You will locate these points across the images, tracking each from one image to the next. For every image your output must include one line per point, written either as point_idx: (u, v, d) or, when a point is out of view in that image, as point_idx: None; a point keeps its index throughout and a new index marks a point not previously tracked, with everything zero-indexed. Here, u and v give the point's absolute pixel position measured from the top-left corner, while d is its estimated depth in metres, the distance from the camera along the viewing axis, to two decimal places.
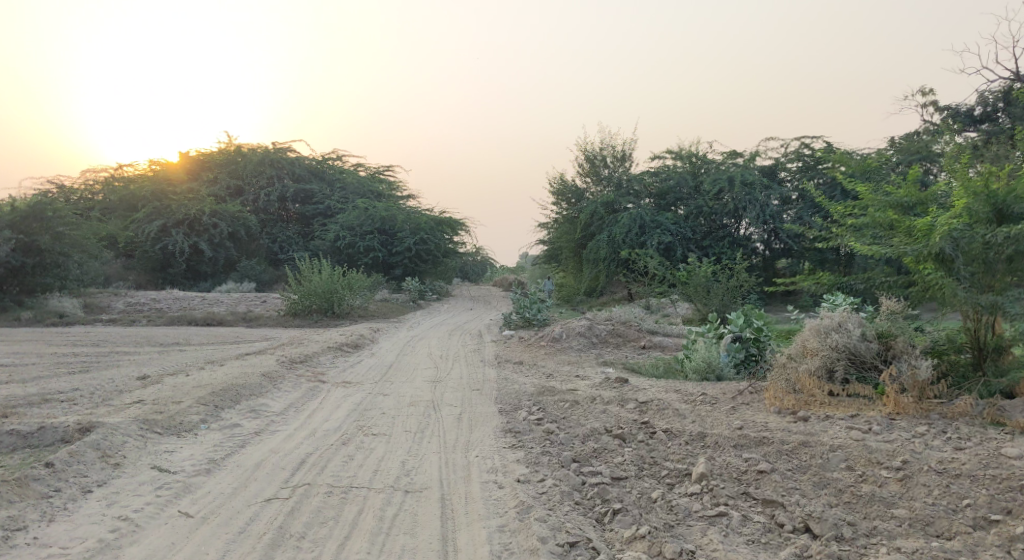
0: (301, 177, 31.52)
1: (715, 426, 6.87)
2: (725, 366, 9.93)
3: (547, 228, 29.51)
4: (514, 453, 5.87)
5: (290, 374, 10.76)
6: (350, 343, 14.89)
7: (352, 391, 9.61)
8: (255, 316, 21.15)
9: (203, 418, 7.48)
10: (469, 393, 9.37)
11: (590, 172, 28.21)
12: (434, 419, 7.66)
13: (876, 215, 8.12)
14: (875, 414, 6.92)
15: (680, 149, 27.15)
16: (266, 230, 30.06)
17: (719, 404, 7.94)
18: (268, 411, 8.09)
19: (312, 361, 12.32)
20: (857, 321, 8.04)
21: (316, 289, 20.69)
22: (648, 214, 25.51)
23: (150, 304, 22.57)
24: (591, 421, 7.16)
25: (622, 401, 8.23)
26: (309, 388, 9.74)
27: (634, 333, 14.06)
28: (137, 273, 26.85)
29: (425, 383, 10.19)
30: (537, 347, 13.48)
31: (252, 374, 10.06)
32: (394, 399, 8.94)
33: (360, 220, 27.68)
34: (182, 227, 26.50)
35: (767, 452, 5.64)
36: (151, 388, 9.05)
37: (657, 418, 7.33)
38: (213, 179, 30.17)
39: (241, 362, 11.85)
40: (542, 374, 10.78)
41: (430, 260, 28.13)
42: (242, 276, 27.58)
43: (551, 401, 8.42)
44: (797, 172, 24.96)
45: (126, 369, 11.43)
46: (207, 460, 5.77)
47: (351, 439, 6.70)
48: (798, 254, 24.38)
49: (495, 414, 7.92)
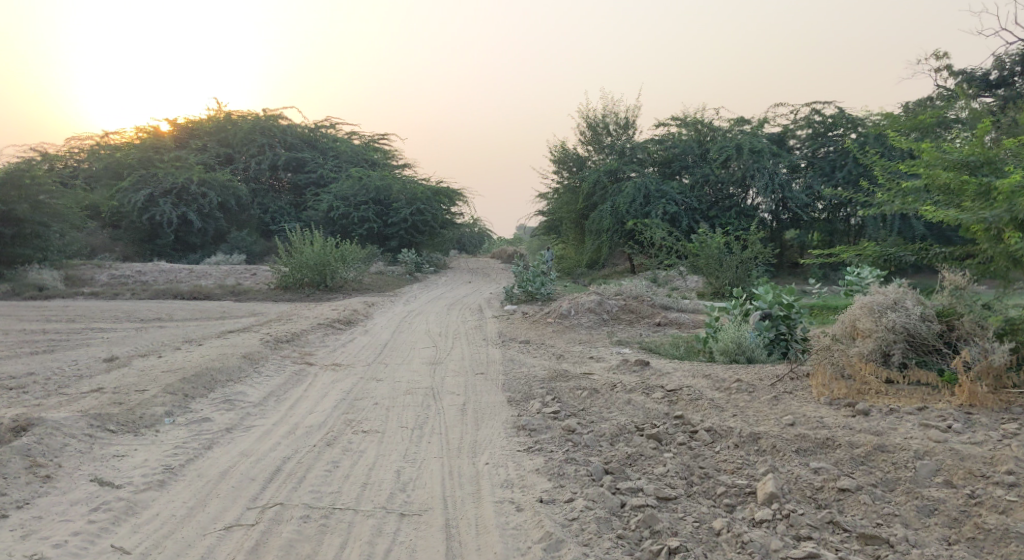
0: (293, 145, 30.26)
1: (763, 421, 5.90)
2: (756, 348, 9.00)
3: (547, 198, 28.42)
4: (531, 458, 4.92)
5: (275, 355, 9.79)
6: (343, 319, 13.91)
7: (343, 376, 8.63)
8: (245, 289, 20.12)
9: (168, 410, 6.55)
10: (473, 377, 8.42)
11: (591, 140, 27.10)
12: (435, 412, 6.70)
13: (940, 174, 7.10)
14: (947, 407, 5.94)
15: (686, 116, 25.96)
16: (257, 199, 28.78)
17: (758, 393, 6.98)
18: (247, 400, 7.14)
19: (300, 340, 11.32)
20: (914, 299, 7.05)
21: (309, 261, 19.66)
22: (653, 182, 24.39)
23: (135, 277, 21.52)
24: (618, 415, 6.20)
25: (647, 388, 7.28)
26: (294, 373, 8.77)
27: (647, 308, 13.08)
28: (124, 245, 25.82)
29: (423, 366, 9.22)
30: (544, 324, 12.54)
31: (232, 357, 9.10)
32: (389, 385, 7.98)
33: (355, 190, 26.50)
34: (170, 196, 25.35)
35: (837, 459, 4.71)
36: (116, 373, 8.08)
37: (690, 412, 6.37)
38: (202, 147, 28.99)
39: (225, 341, 10.87)
40: (551, 355, 9.83)
41: (427, 231, 27.07)
42: (232, 248, 26.51)
43: (565, 389, 7.45)
44: (806, 140, 23.84)
45: (97, 349, 10.45)
46: (160, 469, 4.81)
47: (337, 438, 5.75)
48: (807, 225, 23.34)
49: (505, 405, 6.95)
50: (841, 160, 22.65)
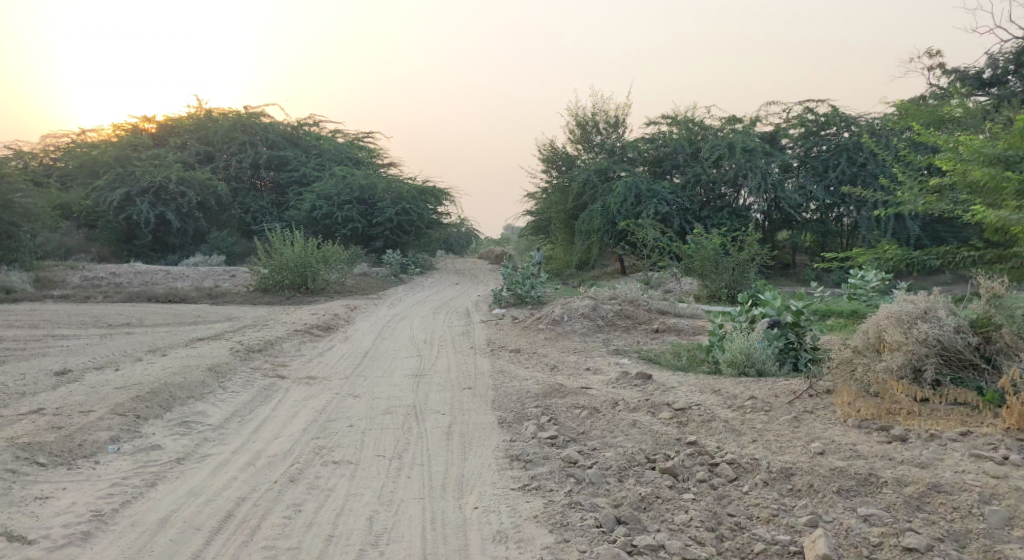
0: (276, 143, 29.34)
1: (789, 450, 5.20)
2: (767, 359, 8.25)
3: (535, 198, 27.69)
4: (529, 501, 4.32)
5: (244, 367, 9.00)
6: (323, 325, 13.09)
7: (318, 392, 7.86)
8: (222, 291, 19.34)
9: (114, 436, 5.80)
10: (460, 393, 7.70)
11: (580, 138, 26.39)
12: (416, 436, 5.98)
13: (975, 169, 6.62)
14: (996, 433, 5.25)
15: (677, 114, 25.25)
16: (237, 198, 27.82)
17: (776, 413, 6.29)
18: (207, 422, 6.39)
19: (274, 349, 10.54)
20: (947, 307, 6.37)
21: (290, 263, 18.83)
22: (644, 181, 23.66)
23: (110, 279, 20.64)
24: (625, 442, 5.50)
25: (654, 407, 6.58)
26: (264, 388, 8.00)
27: (644, 314, 12.40)
28: (99, 245, 24.92)
29: (405, 380, 8.48)
30: (535, 331, 11.82)
31: (198, 371, 8.32)
32: (367, 403, 7.24)
33: (338, 188, 25.59)
34: (148, 195, 24.45)
35: (887, 500, 4.08)
36: (65, 390, 7.30)
37: (704, 436, 5.67)
38: (180, 145, 28.06)
39: (193, 351, 10.08)
40: (544, 366, 9.14)
41: (413, 231, 26.30)
42: (212, 248, 25.63)
43: (561, 407, 6.74)
44: (799, 139, 23.21)
45: (54, 360, 9.63)
46: (86, 514, 4.11)
47: (302, 472, 5.04)
48: (799, 226, 22.84)
49: (495, 426, 6.23)
50: (835, 159, 22.04)
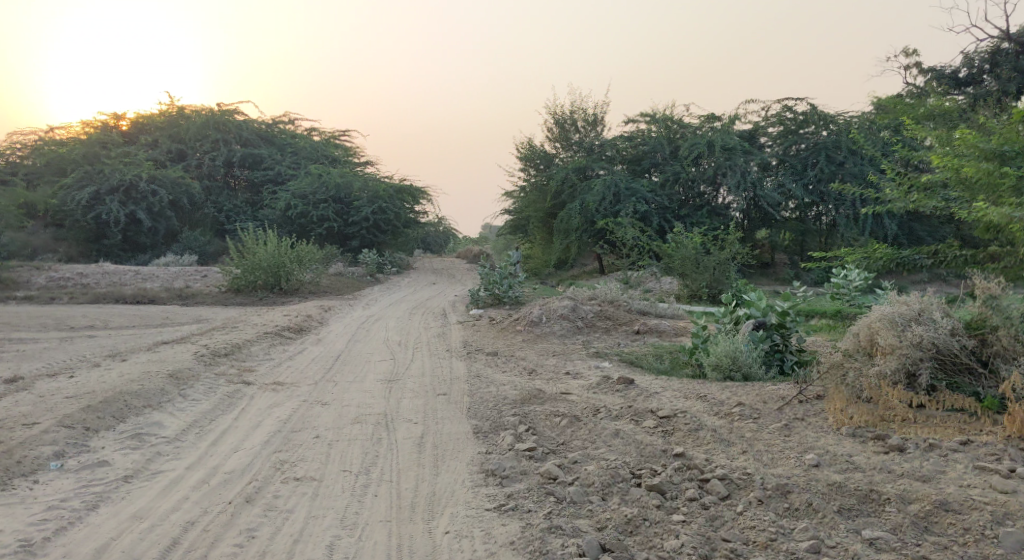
0: (249, 141, 28.73)
1: (781, 462, 4.92)
2: (753, 363, 7.92)
3: (512, 196, 27.34)
4: (506, 526, 4.04)
5: (208, 373, 8.56)
6: (294, 327, 12.64)
7: (284, 399, 7.45)
8: (193, 292, 18.78)
9: (58, 450, 5.38)
10: (434, 399, 7.33)
11: (559, 136, 26.07)
12: (387, 448, 5.62)
13: (970, 164, 6.45)
14: (1000, 441, 4.99)
15: (656, 112, 25.00)
16: (210, 197, 27.18)
17: (765, 421, 6.01)
18: (161, 434, 5.98)
19: (241, 353, 10.10)
20: (941, 309, 6.12)
21: (262, 263, 18.35)
22: (623, 180, 23.37)
23: (76, 280, 19.99)
24: (609, 454, 5.18)
25: (638, 415, 6.26)
26: (227, 396, 7.58)
27: (625, 314, 12.10)
28: (67, 245, 24.22)
29: (377, 385, 8.09)
30: (513, 332, 11.47)
31: (158, 378, 7.88)
32: (337, 411, 6.86)
33: (312, 187, 25.04)
34: (117, 194, 23.78)
35: (891, 522, 3.83)
36: (14, 399, 6.85)
37: (691, 447, 5.38)
38: (151, 143, 27.38)
39: (156, 355, 9.61)
40: (523, 369, 8.81)
41: (390, 231, 25.83)
42: (184, 248, 24.96)
43: (540, 415, 6.41)
44: (777, 137, 23.03)
45: (8, 366, 9.13)
46: (15, 545, 3.92)
47: (261, 491, 4.69)
48: (779, 225, 22.65)
49: (469, 436, 5.89)
50: (814, 158, 21.91)
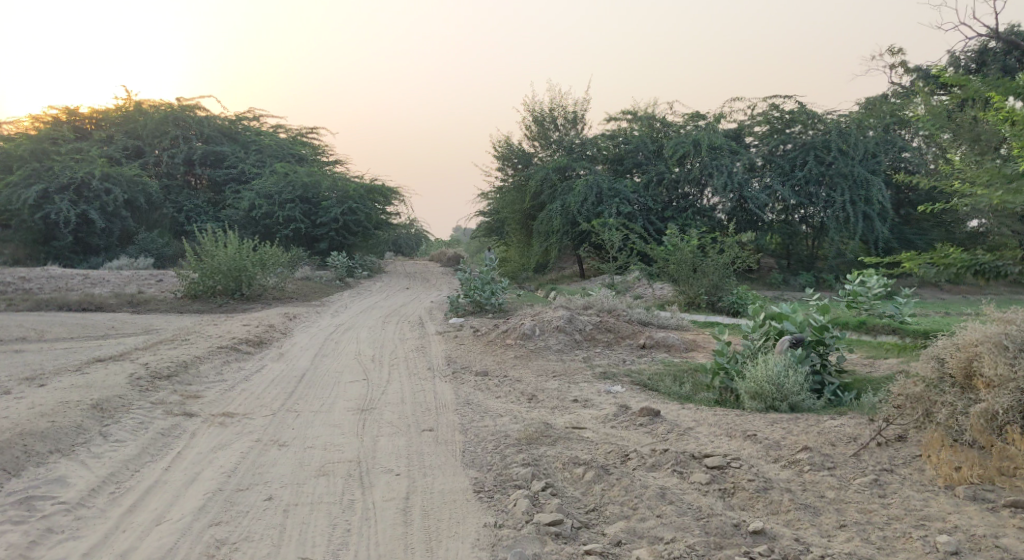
0: (212, 138, 26.95)
1: (901, 545, 3.77)
2: (798, 390, 6.64)
3: (488, 197, 25.99)
4: None
5: (143, 403, 7.04)
6: (254, 340, 11.11)
7: (232, 439, 5.98)
8: (146, 298, 17.11)
9: None
10: (418, 439, 5.92)
11: (538, 135, 24.71)
12: (361, 516, 4.24)
13: None
14: None
15: (639, 109, 23.74)
16: (170, 197, 25.39)
17: (846, 474, 4.73)
18: (60, 498, 4.52)
19: (188, 374, 8.54)
20: None
21: (221, 267, 16.76)
22: (605, 180, 21.99)
23: (17, 286, 18.14)
24: (663, 530, 3.96)
25: (681, 464, 4.89)
26: (161, 434, 6.10)
27: (626, 325, 10.72)
28: (13, 247, 22.38)
29: (348, 417, 6.68)
30: (502, 347, 10.12)
31: (79, 412, 6.34)
32: (295, 457, 5.42)
33: (278, 186, 23.28)
34: (67, 193, 21.96)
35: None
36: None
37: (765, 518, 4.12)
38: (106, 138, 25.53)
39: (84, 379, 8.05)
40: (521, 395, 7.42)
41: (360, 232, 24.33)
42: (140, 250, 23.18)
43: (555, 463, 5.04)
44: (764, 137, 21.81)
45: None
46: None
47: None
48: (764, 227, 21.45)
49: (469, 497, 4.52)
50: (801, 158, 20.66)
